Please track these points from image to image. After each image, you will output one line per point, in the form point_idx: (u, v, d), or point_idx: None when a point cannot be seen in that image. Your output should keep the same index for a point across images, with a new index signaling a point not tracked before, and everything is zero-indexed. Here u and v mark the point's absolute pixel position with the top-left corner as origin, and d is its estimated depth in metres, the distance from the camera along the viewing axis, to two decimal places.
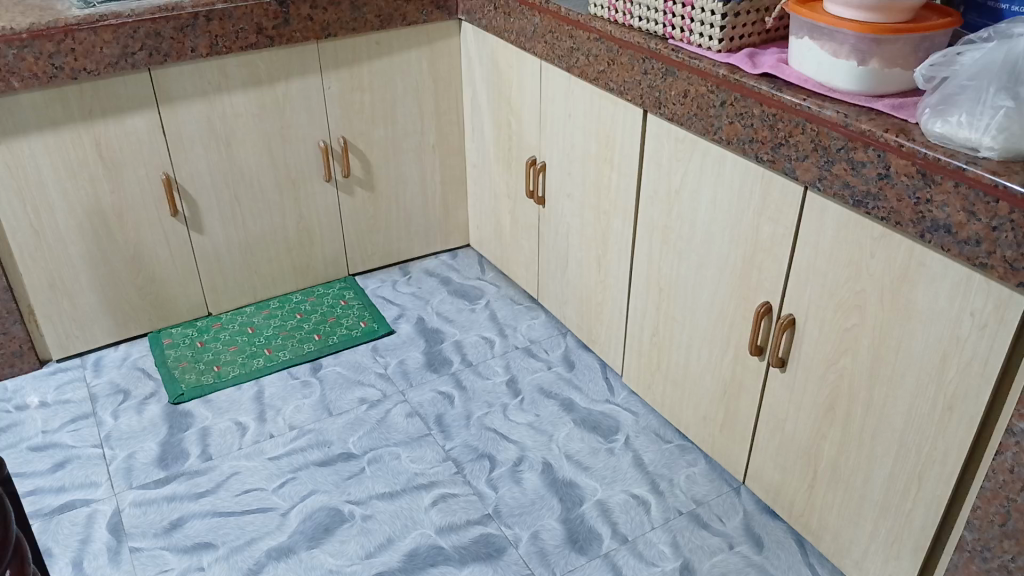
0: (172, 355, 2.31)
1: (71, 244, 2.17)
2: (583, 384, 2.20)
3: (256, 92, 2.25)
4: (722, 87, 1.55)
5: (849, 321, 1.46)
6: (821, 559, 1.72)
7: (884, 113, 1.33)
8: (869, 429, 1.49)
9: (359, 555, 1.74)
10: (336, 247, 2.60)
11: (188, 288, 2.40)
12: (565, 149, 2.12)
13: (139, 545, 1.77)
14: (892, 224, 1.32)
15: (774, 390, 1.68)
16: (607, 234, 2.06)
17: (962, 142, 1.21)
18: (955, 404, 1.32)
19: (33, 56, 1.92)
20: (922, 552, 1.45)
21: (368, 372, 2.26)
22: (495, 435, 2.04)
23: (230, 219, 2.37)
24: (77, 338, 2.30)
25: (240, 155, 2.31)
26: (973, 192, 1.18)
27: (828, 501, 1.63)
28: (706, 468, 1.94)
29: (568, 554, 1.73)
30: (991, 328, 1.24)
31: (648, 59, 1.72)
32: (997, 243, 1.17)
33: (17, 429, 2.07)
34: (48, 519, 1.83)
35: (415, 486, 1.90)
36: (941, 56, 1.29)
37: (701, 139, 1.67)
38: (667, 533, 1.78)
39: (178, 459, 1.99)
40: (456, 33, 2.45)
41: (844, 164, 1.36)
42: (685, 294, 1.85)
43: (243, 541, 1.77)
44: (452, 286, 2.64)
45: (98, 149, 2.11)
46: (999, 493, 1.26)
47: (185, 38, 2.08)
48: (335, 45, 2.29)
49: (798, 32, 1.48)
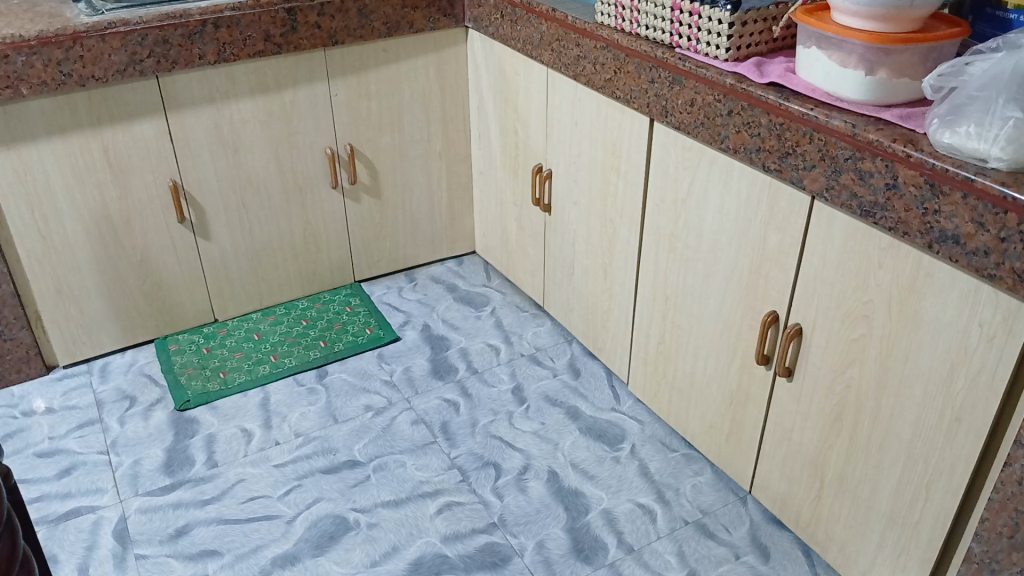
0: (179, 361, 2.32)
1: (78, 250, 2.17)
2: (589, 392, 2.20)
3: (263, 100, 2.26)
4: (729, 96, 1.55)
5: (857, 331, 1.46)
6: (828, 570, 1.71)
7: (892, 123, 1.33)
8: (876, 440, 1.48)
9: (365, 563, 1.74)
10: (343, 255, 2.60)
11: (195, 294, 2.41)
12: (572, 157, 2.12)
13: (145, 552, 1.77)
14: (900, 234, 1.31)
15: (781, 401, 1.68)
16: (613, 242, 2.05)
17: (971, 152, 1.21)
18: (962, 415, 1.31)
19: (43, 63, 1.92)
20: (930, 563, 1.45)
21: (374, 379, 2.26)
22: (501, 443, 2.04)
23: (237, 225, 2.38)
24: (83, 344, 2.30)
25: (248, 161, 2.32)
26: (982, 203, 1.18)
27: (835, 512, 1.62)
28: (712, 478, 1.93)
29: (573, 563, 1.73)
30: (999, 339, 1.23)
31: (655, 68, 1.72)
32: (1006, 254, 1.17)
33: (24, 435, 2.08)
34: (54, 525, 1.83)
35: (420, 495, 1.90)
36: (949, 66, 1.29)
37: (708, 148, 1.66)
38: (673, 543, 1.77)
39: (184, 465, 1.99)
40: (462, 41, 2.45)
41: (852, 174, 1.36)
42: (692, 302, 1.84)
43: (249, 549, 1.77)
44: (458, 293, 2.64)
45: (106, 156, 2.11)
46: (1007, 506, 1.26)
47: (194, 45, 2.09)
48: (343, 53, 2.30)
49: (805, 41, 1.48)
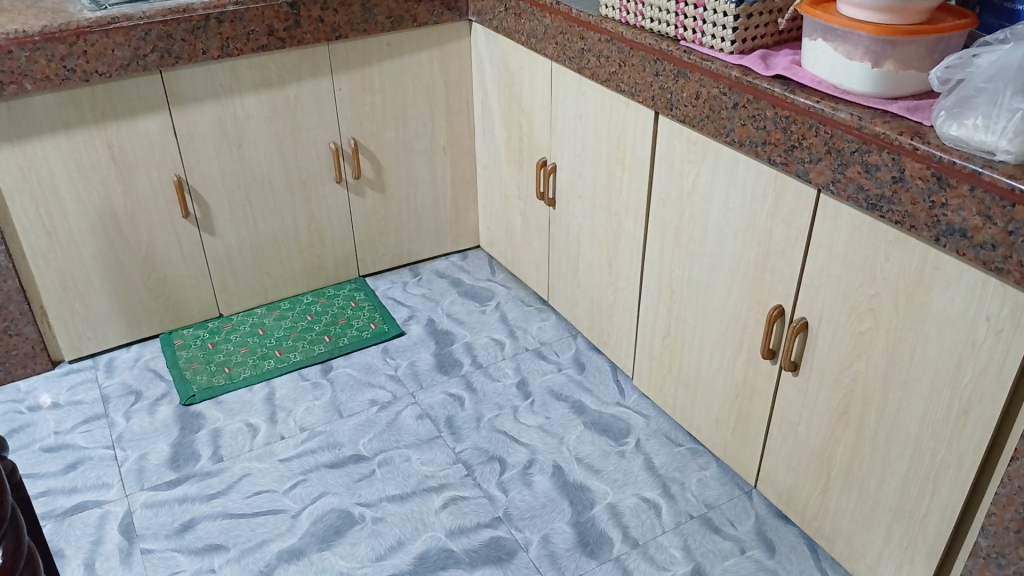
0: (184, 356, 2.32)
1: (83, 245, 2.18)
2: (594, 386, 2.20)
3: (267, 95, 2.26)
4: (735, 89, 1.55)
5: (863, 325, 1.45)
6: (834, 564, 1.71)
7: (899, 115, 1.32)
8: (883, 434, 1.48)
9: (370, 558, 1.74)
10: (347, 250, 2.60)
11: (200, 289, 2.41)
12: (576, 151, 2.12)
13: (151, 547, 1.77)
14: (907, 228, 1.31)
15: (787, 395, 1.67)
16: (618, 236, 2.05)
17: (978, 145, 1.20)
18: (970, 409, 1.31)
19: (46, 59, 1.92)
20: (937, 557, 1.44)
21: (379, 373, 2.26)
22: (505, 437, 2.04)
23: (241, 220, 2.38)
24: (89, 339, 2.31)
25: (252, 156, 2.32)
26: (989, 196, 1.17)
27: (841, 506, 1.62)
28: (717, 472, 1.93)
29: (578, 557, 1.73)
30: (1007, 333, 1.23)
31: (659, 61, 1.72)
32: (1014, 247, 1.16)
33: (31, 430, 2.08)
34: (61, 520, 1.84)
35: (425, 489, 1.90)
36: (956, 58, 1.28)
37: (713, 141, 1.66)
38: (678, 537, 1.77)
39: (189, 460, 1.99)
40: (466, 34, 2.45)
41: (858, 167, 1.35)
42: (697, 296, 1.84)
43: (255, 544, 1.78)
44: (463, 287, 2.63)
45: (110, 151, 2.11)
46: (1015, 500, 1.25)
47: (197, 40, 2.08)
48: (346, 47, 2.29)
49: (811, 33, 1.47)
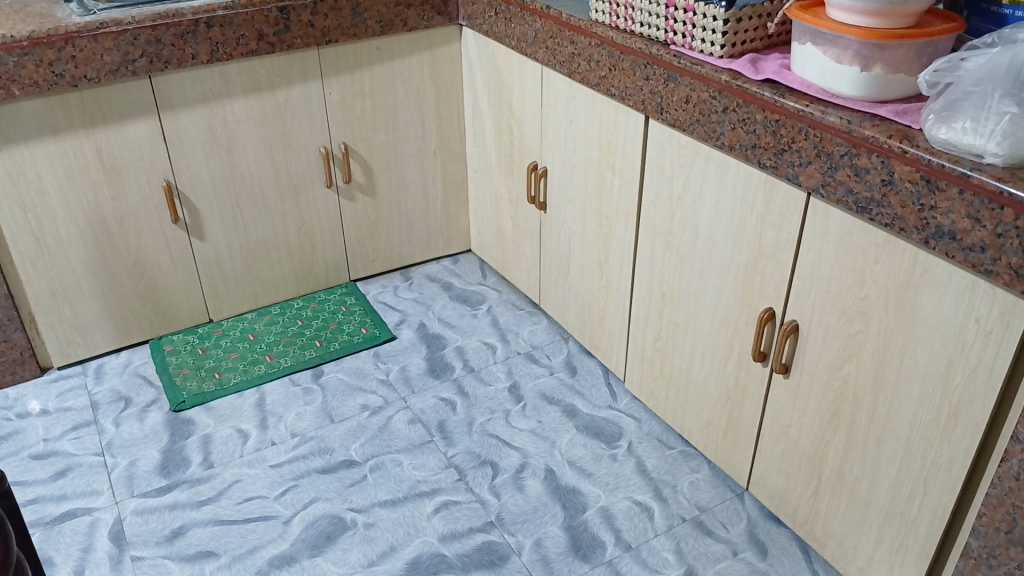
0: (174, 362, 2.31)
1: (72, 251, 2.16)
2: (585, 389, 2.20)
3: (257, 99, 2.25)
4: (724, 93, 1.55)
5: (853, 328, 1.46)
6: (825, 566, 1.71)
7: (888, 119, 1.33)
8: (874, 437, 1.48)
9: (362, 563, 1.73)
10: (338, 254, 2.59)
11: (189, 294, 2.39)
12: (566, 155, 2.12)
13: (141, 554, 1.76)
14: (896, 230, 1.31)
15: (778, 399, 1.67)
16: (609, 239, 2.05)
17: (967, 148, 1.20)
18: (959, 411, 1.32)
19: (34, 64, 1.91)
20: (928, 558, 1.45)
21: (370, 378, 2.26)
22: (498, 441, 2.04)
23: (231, 225, 2.37)
24: (78, 345, 2.29)
25: (242, 160, 2.31)
26: (978, 199, 1.17)
27: (832, 508, 1.63)
28: (709, 475, 1.93)
29: (571, 561, 1.73)
30: (996, 335, 1.23)
31: (649, 65, 1.72)
32: (1002, 249, 1.16)
33: (19, 437, 2.07)
34: (50, 527, 1.82)
35: (418, 494, 1.89)
36: (945, 62, 1.29)
37: (703, 145, 1.66)
38: (670, 540, 1.77)
39: (180, 466, 1.98)
40: (456, 39, 2.45)
41: (847, 170, 1.36)
42: (688, 300, 1.84)
43: (246, 550, 1.77)
44: (454, 291, 2.63)
45: (99, 156, 2.10)
46: (1004, 501, 1.26)
47: (186, 45, 2.08)
48: (336, 51, 2.29)
49: (801, 38, 1.47)
